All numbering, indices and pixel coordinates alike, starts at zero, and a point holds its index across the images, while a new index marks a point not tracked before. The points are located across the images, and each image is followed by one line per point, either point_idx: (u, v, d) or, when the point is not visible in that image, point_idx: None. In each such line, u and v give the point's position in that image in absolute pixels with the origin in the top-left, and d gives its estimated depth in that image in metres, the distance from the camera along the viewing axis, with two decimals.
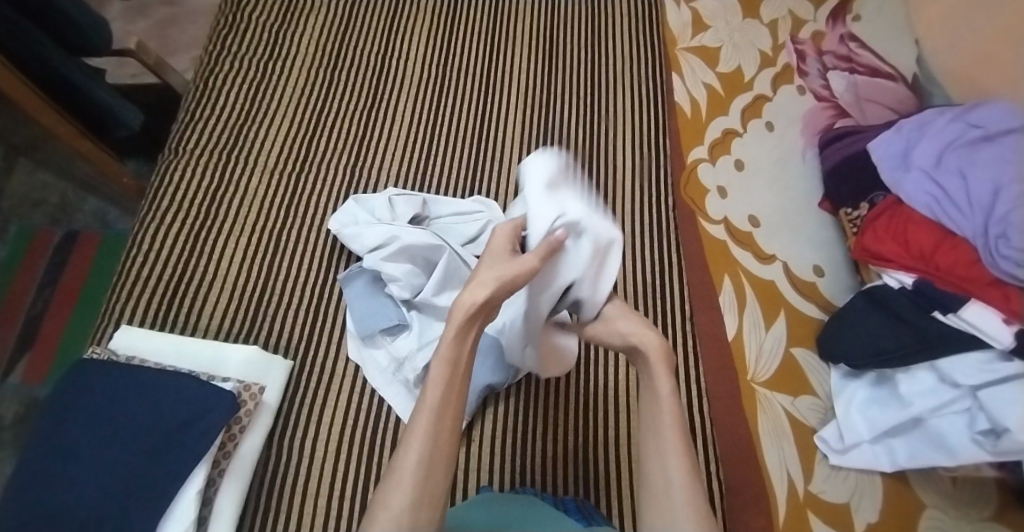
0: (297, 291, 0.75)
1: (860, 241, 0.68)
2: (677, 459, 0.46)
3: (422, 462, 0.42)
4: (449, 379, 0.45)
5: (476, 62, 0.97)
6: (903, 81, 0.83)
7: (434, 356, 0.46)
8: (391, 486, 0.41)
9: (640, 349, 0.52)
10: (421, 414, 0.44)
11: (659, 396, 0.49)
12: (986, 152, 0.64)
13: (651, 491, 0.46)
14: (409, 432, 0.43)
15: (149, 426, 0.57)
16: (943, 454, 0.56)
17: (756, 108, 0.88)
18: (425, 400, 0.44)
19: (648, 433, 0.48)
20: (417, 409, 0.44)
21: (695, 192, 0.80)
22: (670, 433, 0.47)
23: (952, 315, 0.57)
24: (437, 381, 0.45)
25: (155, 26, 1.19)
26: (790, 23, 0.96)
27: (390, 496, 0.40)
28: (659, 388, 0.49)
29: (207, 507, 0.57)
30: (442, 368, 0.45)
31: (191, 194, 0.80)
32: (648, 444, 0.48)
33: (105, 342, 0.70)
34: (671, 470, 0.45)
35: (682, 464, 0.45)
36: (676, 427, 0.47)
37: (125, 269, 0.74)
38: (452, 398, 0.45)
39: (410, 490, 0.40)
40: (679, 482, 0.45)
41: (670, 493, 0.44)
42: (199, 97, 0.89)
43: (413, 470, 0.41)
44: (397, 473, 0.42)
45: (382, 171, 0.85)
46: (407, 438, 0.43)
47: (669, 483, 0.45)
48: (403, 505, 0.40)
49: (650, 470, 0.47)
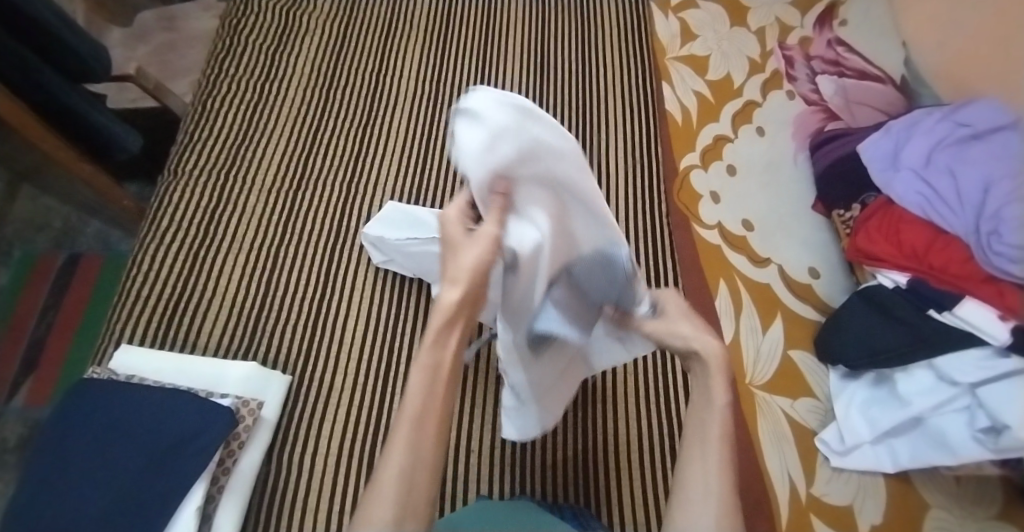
0: (296, 307, 0.76)
1: (853, 242, 0.68)
2: (723, 471, 0.38)
3: (400, 484, 0.34)
4: (436, 376, 0.36)
5: (468, 77, 0.99)
6: (891, 83, 0.84)
7: (418, 351, 0.37)
8: (369, 500, 0.34)
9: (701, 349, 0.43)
10: (399, 425, 0.35)
11: (712, 401, 0.41)
12: (976, 151, 0.64)
13: (686, 500, 0.38)
14: (390, 437, 0.35)
15: (146, 445, 0.57)
16: (944, 453, 0.55)
17: (746, 114, 0.89)
18: (404, 409, 0.35)
19: (691, 440, 0.41)
20: (395, 418, 0.35)
21: (688, 198, 0.81)
22: (717, 445, 0.39)
23: (948, 313, 0.57)
24: (416, 393, 0.35)
25: (155, 51, 1.22)
26: (777, 30, 0.97)
27: (368, 511, 0.34)
28: (715, 394, 0.41)
29: (208, 522, 0.57)
30: (423, 375, 0.36)
31: (190, 214, 0.82)
32: (688, 449, 0.40)
33: (106, 361, 0.70)
34: (712, 479, 0.38)
35: (724, 476, 0.38)
36: (727, 440, 0.40)
37: (125, 288, 0.75)
38: (436, 411, 0.36)
39: (390, 512, 0.33)
40: (717, 495, 0.37)
41: (706, 502, 0.37)
42: (198, 119, 0.91)
43: (390, 493, 0.33)
44: (369, 494, 0.34)
45: (378, 187, 0.87)
46: (382, 451, 0.35)
47: (706, 494, 0.38)
48: (385, 520, 0.33)
49: (687, 476, 0.39)
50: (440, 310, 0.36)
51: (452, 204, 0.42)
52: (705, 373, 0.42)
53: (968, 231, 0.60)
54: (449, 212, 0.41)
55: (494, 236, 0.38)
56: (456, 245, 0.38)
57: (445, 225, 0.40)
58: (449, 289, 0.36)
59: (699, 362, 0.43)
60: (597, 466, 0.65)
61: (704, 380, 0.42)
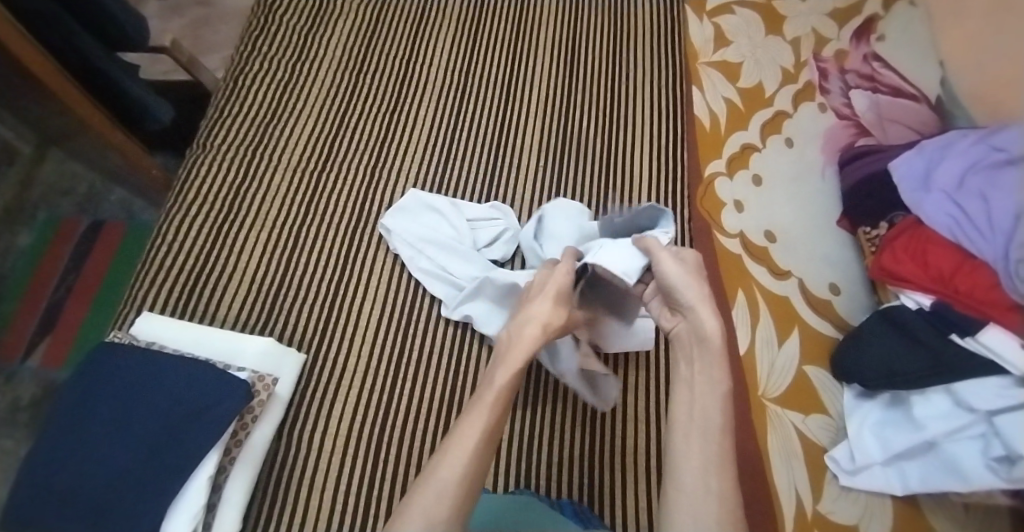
0: (313, 287, 0.76)
1: (877, 261, 0.67)
2: (721, 469, 0.42)
3: (459, 476, 0.43)
4: (498, 407, 0.48)
5: (498, 69, 0.98)
6: (926, 101, 0.83)
7: (493, 384, 0.49)
8: (418, 496, 0.42)
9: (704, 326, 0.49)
10: (468, 432, 0.46)
11: (715, 391, 0.46)
12: (1010, 175, 0.63)
13: (683, 489, 0.42)
14: (453, 445, 0.45)
15: (162, 413, 0.58)
16: (955, 479, 0.54)
17: (776, 124, 0.88)
18: (475, 420, 0.46)
19: (687, 429, 0.45)
20: (462, 425, 0.46)
21: (711, 204, 0.81)
22: (717, 437, 0.44)
23: (969, 339, 0.56)
24: (488, 405, 0.48)
25: (189, 25, 1.23)
26: (813, 41, 0.96)
27: (424, 503, 0.41)
28: (718, 383, 0.46)
29: (216, 493, 0.58)
30: (496, 397, 0.48)
31: (216, 188, 0.83)
32: (687, 437, 0.44)
33: (127, 327, 0.72)
34: (713, 476, 0.42)
35: (723, 475, 0.42)
36: (724, 434, 0.44)
37: (149, 257, 0.77)
38: (496, 425, 0.47)
39: (447, 505, 0.41)
40: (717, 492, 0.41)
41: (705, 498, 0.41)
42: (228, 94, 0.92)
43: (449, 481, 0.42)
44: (430, 481, 0.43)
45: (401, 173, 0.87)
46: (448, 449, 0.44)
47: (706, 489, 0.41)
48: (440, 514, 0.40)
49: (684, 467, 0.43)
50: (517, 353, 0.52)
51: (566, 263, 0.58)
52: (705, 358, 0.48)
53: (998, 258, 0.58)
54: (562, 263, 0.58)
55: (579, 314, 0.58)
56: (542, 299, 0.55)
57: (556, 284, 0.56)
58: (530, 335, 0.53)
59: (700, 342, 0.49)
60: (603, 467, 0.65)
61: (703, 366, 0.48)
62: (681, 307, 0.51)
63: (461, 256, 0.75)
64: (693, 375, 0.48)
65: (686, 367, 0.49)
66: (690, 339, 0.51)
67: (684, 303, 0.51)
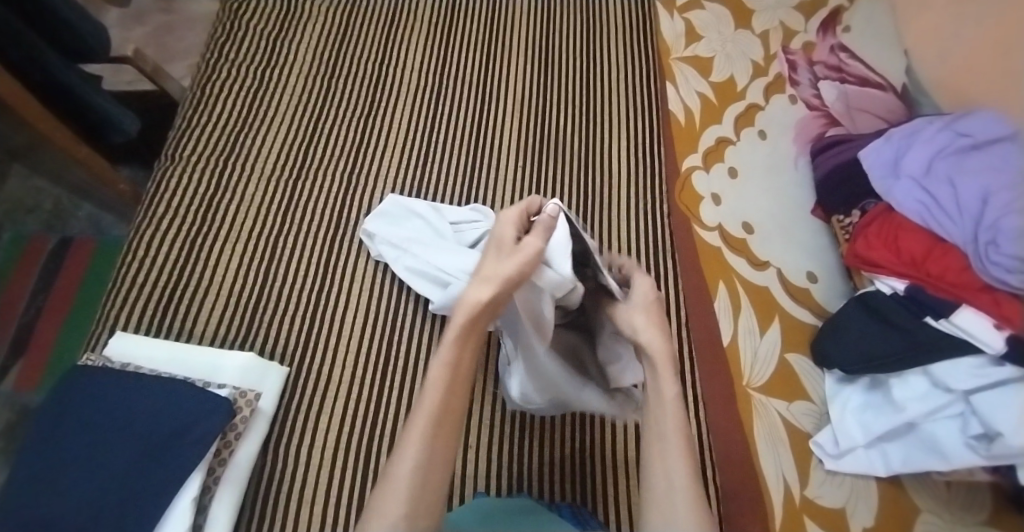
0: (293, 298, 0.75)
1: (852, 248, 0.68)
2: (682, 465, 0.45)
3: (419, 466, 0.42)
4: (449, 383, 0.46)
5: (472, 70, 0.98)
6: (892, 90, 0.85)
7: (436, 361, 0.47)
8: (384, 500, 0.41)
9: (645, 347, 0.50)
10: (420, 421, 0.45)
11: (663, 399, 0.48)
12: (976, 160, 0.65)
13: (653, 493, 0.45)
14: (408, 437, 0.44)
15: (141, 435, 0.56)
16: (937, 458, 0.56)
17: (749, 117, 0.89)
18: (426, 404, 0.45)
19: (651, 443, 0.47)
20: (416, 412, 0.45)
21: (689, 200, 0.81)
22: (676, 440, 0.46)
23: (944, 321, 0.58)
24: (436, 386, 0.46)
25: (152, 33, 1.20)
26: (781, 34, 0.97)
27: (386, 506, 0.41)
28: (663, 391, 0.48)
29: (202, 514, 0.56)
30: (441, 372, 0.46)
31: (188, 200, 0.80)
32: (652, 449, 0.47)
33: (100, 348, 0.69)
34: (674, 474, 0.44)
35: (687, 469, 0.45)
36: (684, 437, 0.46)
37: (120, 275, 0.74)
38: (452, 405, 0.46)
39: (406, 499, 0.41)
40: (682, 488, 0.44)
41: (672, 495, 0.44)
42: (196, 104, 0.90)
43: (410, 474, 0.42)
44: (392, 478, 0.42)
45: (379, 178, 0.86)
46: (404, 443, 0.44)
47: (670, 487, 0.44)
48: (399, 513, 0.41)
49: (654, 476, 0.45)
50: (461, 312, 0.47)
51: (510, 212, 0.53)
52: (654, 372, 0.49)
53: (967, 241, 0.60)
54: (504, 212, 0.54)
55: (528, 250, 0.48)
56: (491, 256, 0.50)
57: (497, 231, 0.52)
58: (471, 295, 0.47)
59: (649, 364, 0.49)
60: (595, 465, 0.65)
61: (653, 379, 0.49)
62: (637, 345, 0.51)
63: (440, 249, 0.72)
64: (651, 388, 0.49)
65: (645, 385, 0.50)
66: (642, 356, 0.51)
67: (631, 337, 0.51)
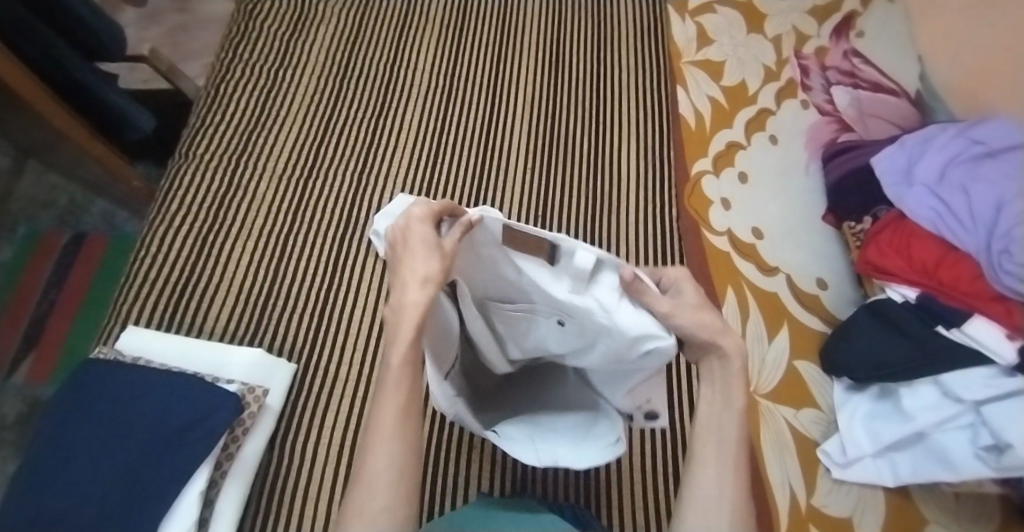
0: (301, 296, 0.76)
1: (862, 255, 0.68)
2: (735, 476, 0.41)
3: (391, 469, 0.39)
4: (413, 381, 0.40)
5: (483, 72, 0.98)
6: (905, 96, 0.84)
7: (393, 357, 0.39)
8: (357, 504, 0.38)
9: (720, 346, 0.41)
10: (384, 421, 0.39)
11: (731, 406, 0.42)
12: (989, 168, 0.64)
13: (698, 496, 0.42)
14: (374, 438, 0.39)
15: (150, 429, 0.57)
16: (945, 469, 0.55)
17: (760, 121, 0.88)
18: (387, 403, 0.40)
19: (706, 443, 0.43)
20: (377, 411, 0.40)
21: (699, 204, 0.81)
22: (733, 448, 0.42)
23: (955, 330, 0.57)
24: (398, 386, 0.39)
25: (168, 32, 1.21)
26: (793, 39, 0.97)
27: (362, 507, 0.38)
28: (732, 397, 0.42)
29: (209, 508, 0.57)
30: (402, 372, 0.39)
31: (200, 198, 0.81)
32: (703, 448, 0.43)
33: (111, 342, 0.70)
34: (727, 484, 0.41)
35: (738, 480, 0.42)
36: (740, 445, 0.42)
37: (133, 271, 0.75)
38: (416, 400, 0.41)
39: (383, 502, 0.38)
40: (730, 498, 0.41)
41: (720, 504, 0.41)
42: (210, 103, 0.91)
43: (382, 477, 0.38)
44: (363, 483, 0.39)
45: (388, 179, 0.86)
46: (370, 443, 0.39)
47: (721, 499, 0.41)
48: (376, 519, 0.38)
49: (702, 476, 0.42)
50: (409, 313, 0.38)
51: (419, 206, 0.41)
52: (726, 377, 0.42)
53: (980, 249, 0.59)
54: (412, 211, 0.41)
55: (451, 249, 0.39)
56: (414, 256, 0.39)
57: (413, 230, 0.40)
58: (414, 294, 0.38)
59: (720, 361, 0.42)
60: (600, 468, 0.65)
61: (720, 381, 0.42)
62: (702, 345, 0.42)
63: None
64: (712, 389, 0.43)
65: (707, 385, 0.43)
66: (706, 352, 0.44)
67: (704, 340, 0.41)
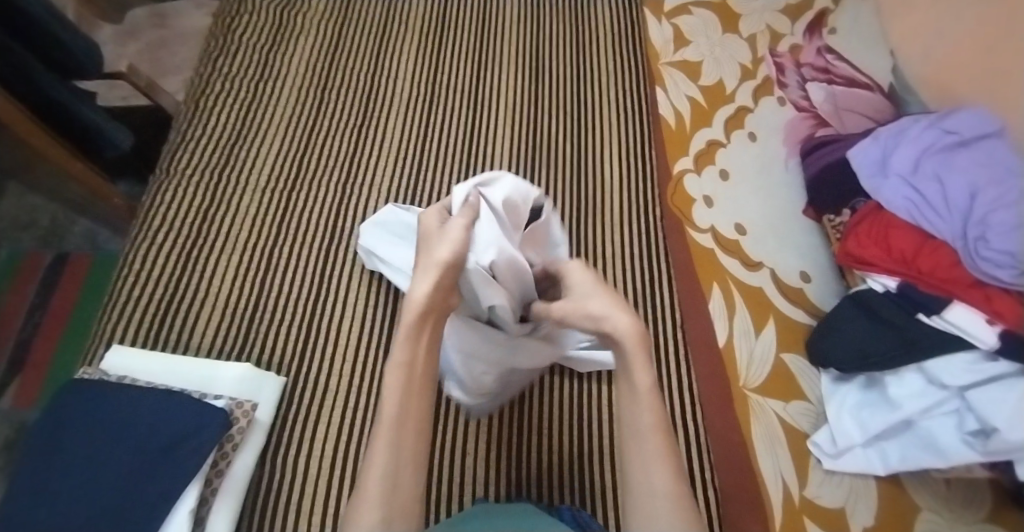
0: (288, 308, 0.75)
1: (843, 247, 0.68)
2: (659, 466, 0.46)
3: (387, 469, 0.44)
4: (405, 387, 0.47)
5: (464, 79, 0.99)
6: (879, 90, 0.86)
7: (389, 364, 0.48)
8: (360, 504, 0.43)
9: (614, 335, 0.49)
10: (381, 431, 0.46)
11: (636, 393, 0.48)
12: (963, 157, 0.65)
13: (636, 496, 0.46)
14: (374, 448, 0.45)
15: (134, 449, 0.56)
16: (934, 455, 0.56)
17: (739, 119, 0.89)
18: (386, 409, 0.47)
19: (629, 439, 0.48)
20: (378, 418, 0.47)
21: (683, 202, 0.82)
22: (651, 439, 0.47)
23: (936, 317, 0.58)
24: (394, 388, 0.47)
25: (146, 49, 1.21)
26: (768, 38, 0.98)
27: (361, 513, 0.43)
28: (637, 384, 0.48)
29: (199, 525, 0.56)
30: (396, 374, 0.48)
31: (183, 213, 0.81)
32: (630, 451, 0.48)
33: (96, 362, 0.69)
34: (654, 475, 0.46)
35: (666, 472, 0.46)
36: (656, 433, 0.47)
37: (116, 289, 0.74)
38: (410, 406, 0.47)
39: (380, 505, 0.43)
40: (664, 491, 0.45)
41: (654, 498, 0.45)
42: (190, 118, 0.90)
43: (380, 479, 0.44)
44: (365, 484, 0.44)
45: (373, 188, 0.86)
46: (371, 449, 0.45)
47: (653, 493, 0.45)
48: (373, 518, 0.42)
49: (638, 476, 0.46)
50: (412, 305, 0.49)
51: (429, 209, 0.57)
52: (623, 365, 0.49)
53: (956, 237, 0.60)
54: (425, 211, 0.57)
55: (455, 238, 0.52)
56: (430, 242, 0.53)
57: (424, 222, 0.55)
58: (418, 292, 0.50)
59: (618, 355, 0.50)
60: (593, 469, 0.65)
61: (624, 374, 0.49)
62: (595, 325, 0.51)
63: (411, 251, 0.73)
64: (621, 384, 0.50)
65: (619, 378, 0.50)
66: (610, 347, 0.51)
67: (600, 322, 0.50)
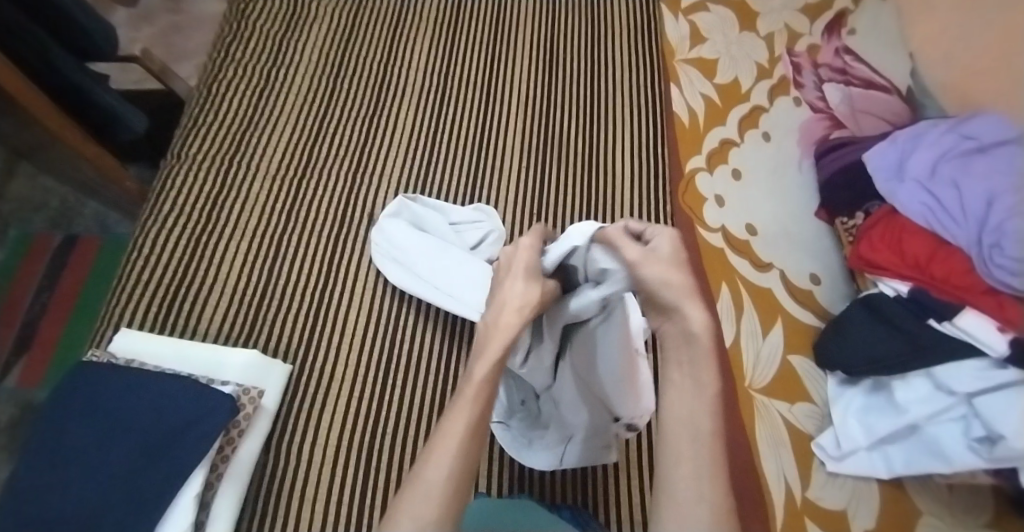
0: (297, 296, 0.75)
1: (855, 250, 0.68)
2: (711, 475, 0.37)
3: (452, 469, 0.39)
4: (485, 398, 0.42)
5: (476, 71, 0.98)
6: (898, 93, 0.84)
7: (478, 360, 0.44)
8: (410, 493, 0.38)
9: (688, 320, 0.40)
10: (451, 427, 0.41)
11: (700, 387, 0.39)
12: (980, 164, 0.65)
13: (676, 500, 0.37)
14: (439, 443, 0.40)
15: (142, 432, 0.57)
16: (939, 460, 0.56)
17: (753, 119, 0.89)
18: (460, 411, 0.41)
19: (678, 435, 0.39)
20: (452, 408, 0.42)
21: (693, 201, 0.82)
22: (708, 443, 0.38)
23: (947, 323, 0.58)
24: (474, 397, 0.42)
25: (159, 33, 1.21)
26: (786, 37, 0.97)
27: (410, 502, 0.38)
28: (704, 381, 0.39)
29: (204, 510, 0.57)
30: (480, 388, 0.42)
31: (193, 199, 0.81)
32: (677, 446, 0.39)
33: (105, 344, 0.70)
34: (705, 484, 0.37)
35: (716, 484, 0.37)
36: (715, 439, 0.38)
37: (125, 272, 0.75)
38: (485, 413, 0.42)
39: (437, 504, 0.37)
40: (710, 504, 0.36)
41: (699, 507, 0.36)
42: (203, 102, 0.90)
43: (442, 476, 0.39)
44: (422, 475, 0.39)
45: (383, 179, 0.86)
46: (435, 445, 0.40)
47: (698, 499, 0.37)
48: (427, 515, 0.37)
49: (676, 476, 0.38)
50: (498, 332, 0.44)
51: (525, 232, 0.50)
52: (693, 358, 0.40)
53: (971, 243, 0.60)
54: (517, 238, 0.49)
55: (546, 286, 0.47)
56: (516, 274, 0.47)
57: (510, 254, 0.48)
58: (506, 318, 0.45)
59: (686, 341, 0.40)
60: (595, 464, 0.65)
61: (688, 364, 0.40)
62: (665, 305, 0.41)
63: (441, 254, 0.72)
64: (677, 376, 0.41)
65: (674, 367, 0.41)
66: (672, 330, 0.42)
67: (668, 300, 0.40)
